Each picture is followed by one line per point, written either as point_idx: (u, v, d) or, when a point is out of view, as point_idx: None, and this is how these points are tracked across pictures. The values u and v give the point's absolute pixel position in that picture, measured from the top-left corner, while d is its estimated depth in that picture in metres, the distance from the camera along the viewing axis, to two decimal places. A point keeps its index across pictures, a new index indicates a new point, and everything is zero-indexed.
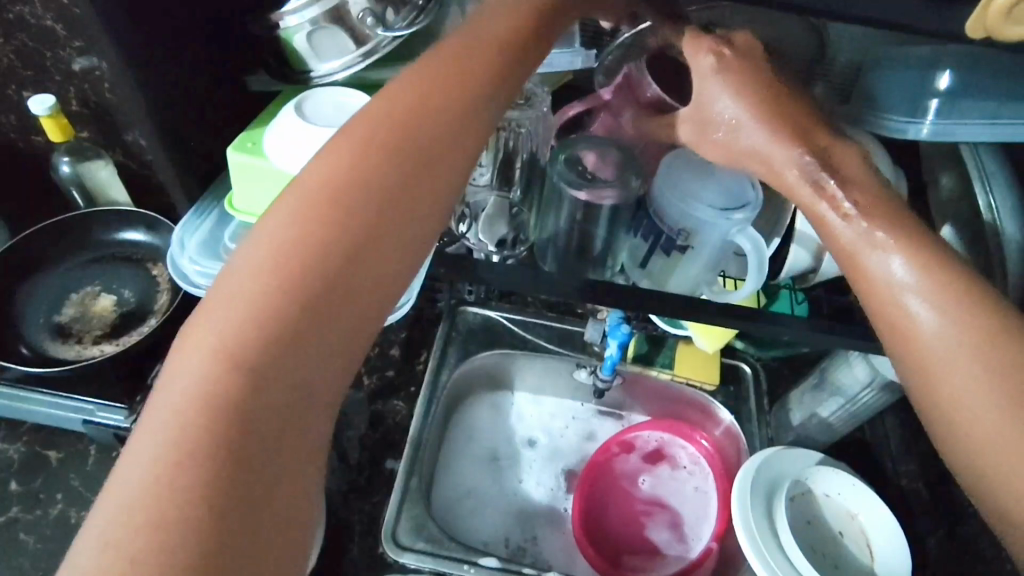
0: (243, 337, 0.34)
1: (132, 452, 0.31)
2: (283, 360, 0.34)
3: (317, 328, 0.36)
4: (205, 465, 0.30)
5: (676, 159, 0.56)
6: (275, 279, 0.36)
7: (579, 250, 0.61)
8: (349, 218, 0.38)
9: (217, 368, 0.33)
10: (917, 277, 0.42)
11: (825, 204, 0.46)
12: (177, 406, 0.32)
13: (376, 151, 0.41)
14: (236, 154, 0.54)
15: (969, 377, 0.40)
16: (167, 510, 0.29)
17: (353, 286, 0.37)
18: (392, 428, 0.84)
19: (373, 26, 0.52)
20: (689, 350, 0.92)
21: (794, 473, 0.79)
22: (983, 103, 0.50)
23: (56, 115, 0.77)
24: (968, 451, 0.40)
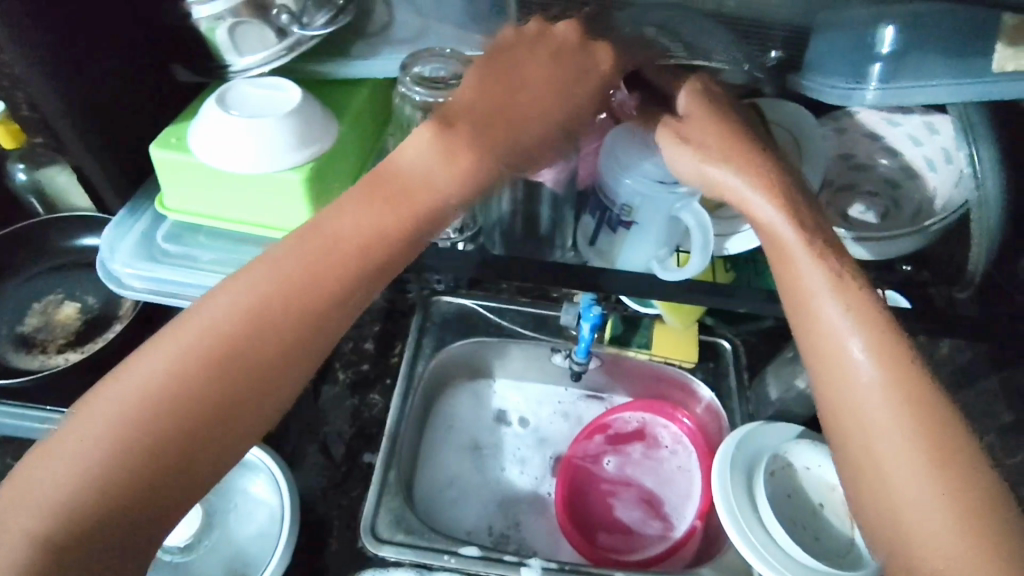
0: (175, 370, 0.45)
1: (92, 419, 0.44)
2: (188, 407, 0.44)
3: (225, 387, 0.46)
4: (123, 455, 0.42)
5: (619, 137, 0.56)
6: (200, 336, 0.46)
7: (527, 229, 0.62)
8: (272, 303, 0.47)
9: (147, 395, 0.44)
10: (839, 290, 0.47)
11: (770, 207, 0.49)
12: (124, 404, 0.44)
13: (308, 243, 0.48)
14: (162, 149, 0.53)
15: (880, 397, 0.45)
16: (92, 474, 0.42)
17: (262, 361, 0.47)
18: (369, 422, 0.84)
19: (289, 23, 0.51)
20: (665, 329, 0.91)
21: (774, 447, 0.78)
22: (927, 63, 0.48)
23: (5, 121, 0.76)
24: (866, 480, 0.45)
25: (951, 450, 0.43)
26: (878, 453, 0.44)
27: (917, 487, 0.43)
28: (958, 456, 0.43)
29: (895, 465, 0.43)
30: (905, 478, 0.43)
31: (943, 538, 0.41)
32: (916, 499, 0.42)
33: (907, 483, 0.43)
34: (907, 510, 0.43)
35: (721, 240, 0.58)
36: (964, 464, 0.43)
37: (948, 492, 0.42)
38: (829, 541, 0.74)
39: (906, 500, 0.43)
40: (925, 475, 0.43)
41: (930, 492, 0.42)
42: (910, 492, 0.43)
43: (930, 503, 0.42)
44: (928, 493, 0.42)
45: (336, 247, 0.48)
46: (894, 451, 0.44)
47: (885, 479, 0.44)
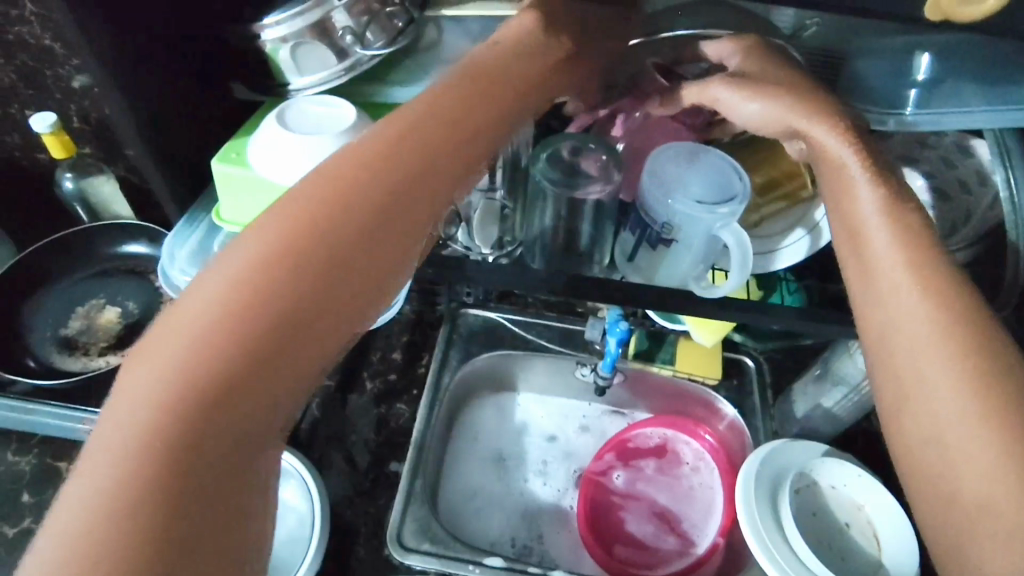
0: (223, 325, 0.38)
1: (125, 399, 0.36)
2: (247, 366, 0.38)
3: (282, 347, 0.39)
4: (179, 430, 0.35)
5: (666, 151, 0.56)
6: (242, 293, 0.39)
7: (565, 245, 0.61)
8: (328, 253, 0.42)
9: (193, 364, 0.37)
10: (908, 247, 0.43)
11: (853, 162, 0.47)
12: (164, 372, 0.36)
13: (363, 176, 0.44)
14: (221, 164, 0.55)
15: (940, 367, 0.40)
16: (139, 460, 0.34)
17: (318, 317, 0.41)
18: (396, 432, 0.85)
19: (353, 43, 0.54)
20: (690, 345, 0.92)
21: (800, 466, 0.79)
22: (959, 89, 0.50)
23: (57, 132, 0.79)
24: (927, 453, 0.40)
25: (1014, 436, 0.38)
26: (943, 421, 0.39)
27: (989, 458, 0.38)
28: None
29: (963, 434, 0.39)
30: (976, 447, 0.38)
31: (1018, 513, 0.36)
32: (987, 470, 0.38)
33: (979, 454, 0.38)
34: (973, 482, 0.38)
35: (769, 257, 0.60)
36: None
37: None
38: (855, 562, 0.74)
39: (977, 469, 0.38)
40: (992, 448, 0.38)
41: (1004, 465, 0.37)
42: (983, 465, 0.38)
43: (1000, 477, 0.37)
44: (1000, 466, 0.37)
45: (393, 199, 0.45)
46: (961, 417, 0.39)
47: (944, 453, 0.39)
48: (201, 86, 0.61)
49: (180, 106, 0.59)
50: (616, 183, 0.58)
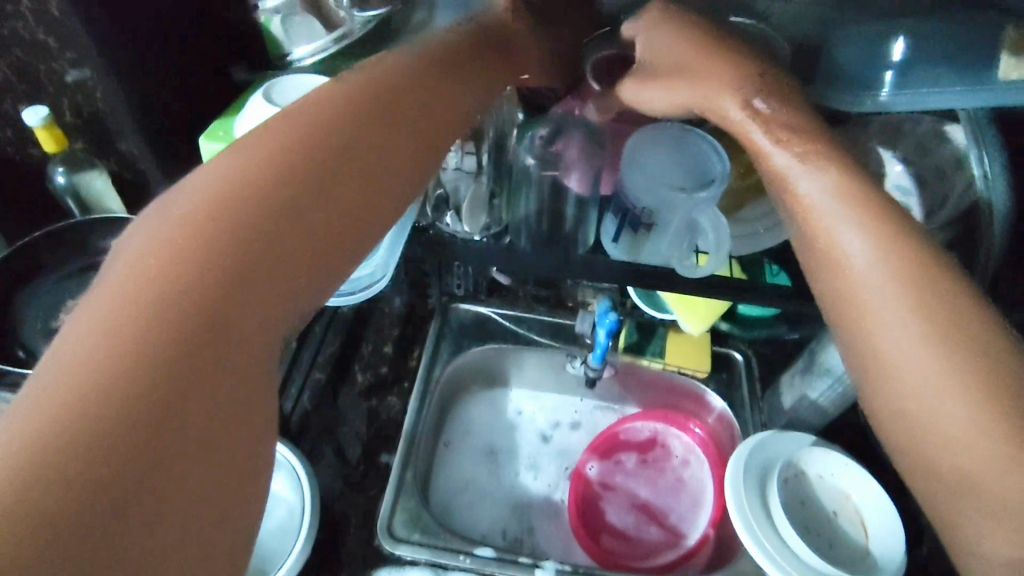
0: (170, 268, 0.34)
1: (58, 355, 0.30)
2: (216, 315, 0.33)
3: (251, 296, 0.35)
4: (126, 381, 0.29)
5: (642, 137, 0.56)
6: (197, 244, 0.35)
7: (550, 230, 0.60)
8: (295, 200, 0.39)
9: (146, 321, 0.31)
10: (851, 212, 0.43)
11: (757, 134, 0.48)
12: (106, 321, 0.31)
13: (321, 126, 0.43)
14: (207, 141, 0.54)
15: (905, 325, 0.40)
16: (74, 415, 0.28)
17: (287, 261, 0.38)
18: (387, 424, 0.86)
19: (348, 10, 0.60)
20: (679, 338, 0.93)
21: (787, 455, 0.79)
22: (930, 71, 0.48)
23: (50, 125, 0.80)
24: (920, 424, 0.39)
25: (999, 381, 0.38)
26: (917, 382, 0.39)
27: (976, 418, 0.37)
28: (1002, 368, 0.38)
29: (949, 399, 0.38)
30: (958, 407, 0.38)
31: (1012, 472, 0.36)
32: (976, 432, 0.37)
33: (963, 417, 0.38)
34: (966, 448, 0.38)
35: (756, 239, 0.61)
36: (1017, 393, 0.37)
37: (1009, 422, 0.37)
38: (844, 549, 0.75)
39: (966, 434, 0.38)
40: (978, 399, 0.38)
41: (989, 412, 0.37)
42: (966, 426, 0.38)
43: (986, 424, 0.37)
44: (983, 413, 0.37)
45: (359, 151, 0.44)
46: (945, 380, 0.38)
47: (938, 412, 0.39)
48: None
49: None
50: (598, 163, 0.59)
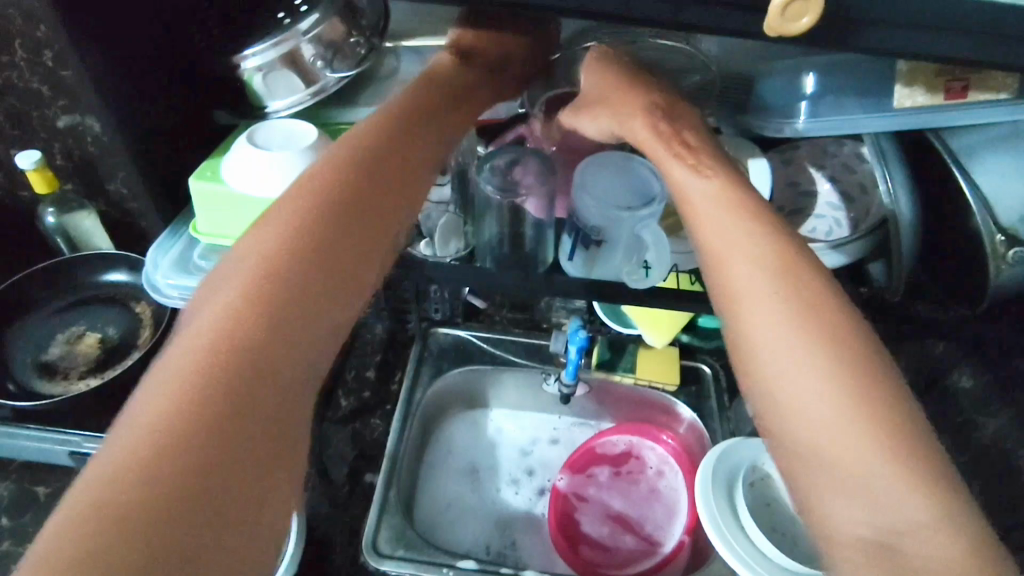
0: (234, 311, 0.38)
1: (146, 395, 0.35)
2: (271, 346, 0.38)
3: (269, 333, 0.38)
4: (200, 411, 0.34)
5: (590, 163, 0.63)
6: (250, 292, 0.39)
7: (513, 250, 0.65)
8: (305, 248, 0.42)
9: (188, 373, 0.35)
10: (729, 210, 0.46)
11: (663, 148, 0.51)
12: (183, 363, 0.36)
13: (347, 166, 0.48)
14: (197, 182, 0.56)
15: (773, 313, 0.42)
16: (161, 441, 0.32)
17: (299, 301, 0.40)
18: (370, 445, 0.89)
19: (322, 68, 0.57)
20: (649, 354, 0.97)
21: (753, 460, 0.83)
22: (838, 99, 0.56)
23: (42, 168, 0.84)
24: (788, 408, 0.40)
25: (856, 363, 0.40)
26: (779, 363, 0.41)
27: (840, 404, 0.38)
28: (855, 353, 0.40)
29: (821, 386, 0.39)
30: (824, 389, 0.39)
31: (865, 457, 0.37)
32: (840, 419, 0.38)
33: (830, 404, 0.39)
34: (829, 432, 0.38)
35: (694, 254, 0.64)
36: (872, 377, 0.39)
37: (866, 409, 0.38)
38: (809, 546, 0.79)
39: (831, 419, 0.38)
40: (834, 379, 0.39)
41: (839, 393, 0.39)
42: (830, 411, 0.38)
43: (834, 402, 0.39)
44: (836, 393, 0.39)
45: (350, 197, 0.46)
46: (816, 370, 0.40)
47: (794, 390, 0.40)
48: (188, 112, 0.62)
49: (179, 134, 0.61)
50: (549, 187, 0.64)
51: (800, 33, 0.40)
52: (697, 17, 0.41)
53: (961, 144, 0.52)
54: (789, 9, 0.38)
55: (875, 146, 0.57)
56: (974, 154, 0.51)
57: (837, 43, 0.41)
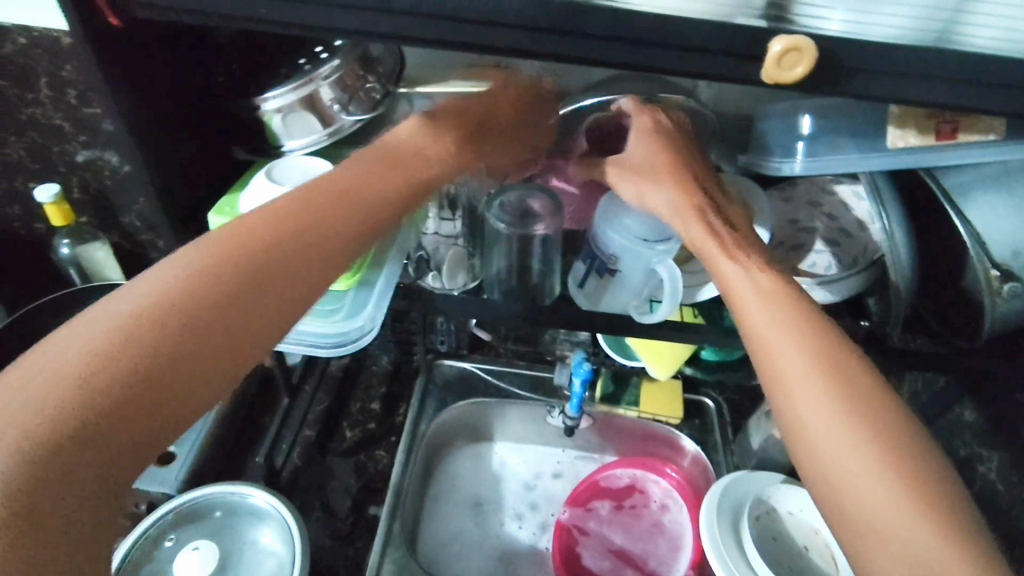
0: (145, 315, 0.37)
1: (22, 378, 0.34)
2: (168, 360, 0.37)
3: (194, 337, 0.39)
4: (66, 415, 0.33)
5: (614, 197, 0.63)
6: (167, 301, 0.39)
7: (520, 282, 0.67)
8: (264, 263, 0.43)
9: (92, 362, 0.35)
10: (757, 285, 0.48)
11: (699, 216, 0.53)
12: (69, 358, 0.35)
13: (325, 201, 0.47)
14: (216, 218, 0.58)
15: (814, 391, 0.43)
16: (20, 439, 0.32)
17: (239, 313, 0.41)
18: (374, 477, 0.89)
19: (339, 110, 0.60)
20: (653, 388, 0.98)
21: (759, 493, 0.83)
22: (835, 139, 0.57)
23: (60, 201, 0.84)
24: (833, 476, 0.41)
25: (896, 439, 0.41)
26: (827, 440, 0.41)
27: (880, 480, 0.40)
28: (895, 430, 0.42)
29: (833, 423, 0.42)
30: (869, 466, 0.40)
31: (907, 515, 0.38)
32: (883, 489, 0.39)
33: (846, 438, 0.41)
34: (851, 469, 0.40)
35: (696, 289, 0.65)
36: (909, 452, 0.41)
37: (882, 445, 0.41)
38: None
39: (849, 453, 0.41)
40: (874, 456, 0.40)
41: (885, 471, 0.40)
42: (846, 446, 0.41)
43: (886, 480, 0.40)
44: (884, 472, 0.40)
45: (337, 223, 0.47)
46: (830, 408, 0.42)
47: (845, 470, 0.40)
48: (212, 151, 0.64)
49: (204, 171, 0.63)
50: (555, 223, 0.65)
51: (792, 82, 0.43)
52: (704, 67, 0.43)
53: (953, 182, 0.55)
54: (783, 62, 0.41)
55: (869, 183, 0.58)
56: (966, 193, 0.54)
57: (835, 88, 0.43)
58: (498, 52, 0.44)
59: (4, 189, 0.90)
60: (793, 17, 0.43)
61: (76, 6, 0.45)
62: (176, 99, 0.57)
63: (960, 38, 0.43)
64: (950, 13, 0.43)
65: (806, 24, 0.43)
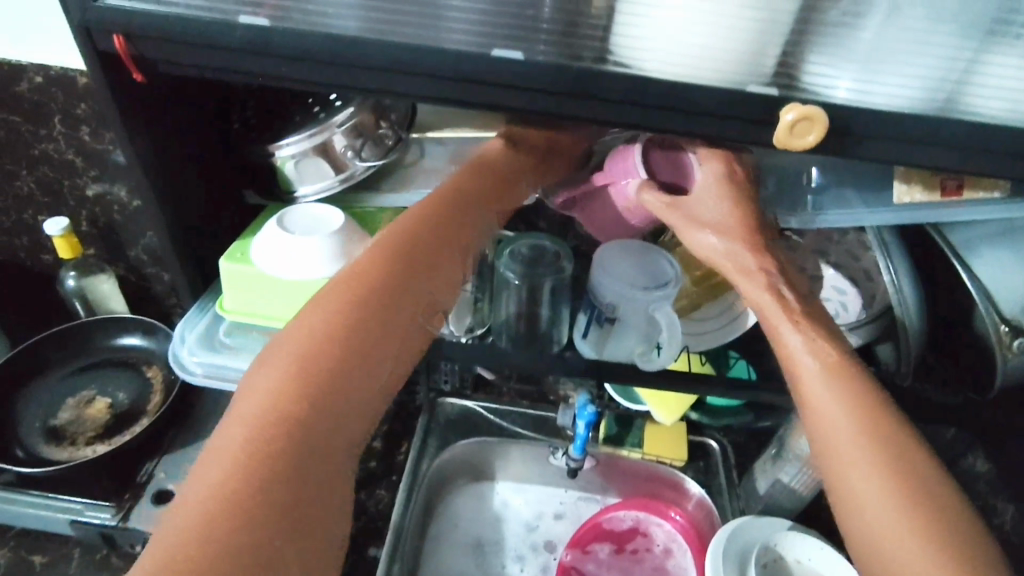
0: (278, 400, 0.42)
1: (196, 479, 0.39)
2: (308, 435, 0.41)
3: (303, 442, 0.41)
4: (236, 501, 0.37)
5: (611, 247, 0.63)
6: (293, 382, 0.42)
7: (529, 329, 0.66)
8: (344, 336, 0.45)
9: (237, 459, 0.39)
10: (814, 349, 0.48)
11: (754, 276, 0.52)
12: (226, 454, 0.39)
13: (397, 257, 0.50)
14: (228, 263, 0.58)
15: (863, 463, 0.44)
16: (204, 529, 0.36)
17: (346, 380, 0.44)
18: (375, 518, 0.88)
19: (352, 157, 0.60)
20: (656, 430, 0.98)
21: (764, 539, 0.81)
22: (842, 193, 0.58)
23: (68, 235, 0.85)
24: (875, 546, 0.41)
25: (939, 511, 0.42)
26: (872, 513, 0.42)
27: (923, 552, 0.40)
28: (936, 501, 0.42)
29: (895, 520, 0.41)
30: (911, 539, 0.41)
31: None
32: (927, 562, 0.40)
33: (897, 516, 0.42)
34: (908, 556, 0.40)
35: (703, 338, 0.65)
36: (954, 525, 0.41)
37: (934, 528, 0.41)
38: None
39: (900, 532, 0.41)
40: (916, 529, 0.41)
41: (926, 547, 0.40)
42: (893, 515, 0.42)
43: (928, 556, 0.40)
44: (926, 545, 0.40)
45: (390, 308, 0.48)
46: (891, 503, 0.42)
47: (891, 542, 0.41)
48: (231, 195, 0.66)
49: (220, 216, 0.64)
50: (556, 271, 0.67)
51: (804, 149, 0.44)
52: (711, 127, 0.45)
53: (960, 238, 0.55)
54: (796, 131, 0.43)
55: (877, 236, 0.58)
56: (973, 249, 0.54)
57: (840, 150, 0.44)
58: (510, 110, 0.46)
59: (13, 222, 0.90)
60: (802, 85, 0.45)
61: (101, 60, 0.47)
62: (191, 145, 0.58)
63: (966, 105, 0.44)
64: (956, 81, 0.44)
65: (815, 91, 0.44)
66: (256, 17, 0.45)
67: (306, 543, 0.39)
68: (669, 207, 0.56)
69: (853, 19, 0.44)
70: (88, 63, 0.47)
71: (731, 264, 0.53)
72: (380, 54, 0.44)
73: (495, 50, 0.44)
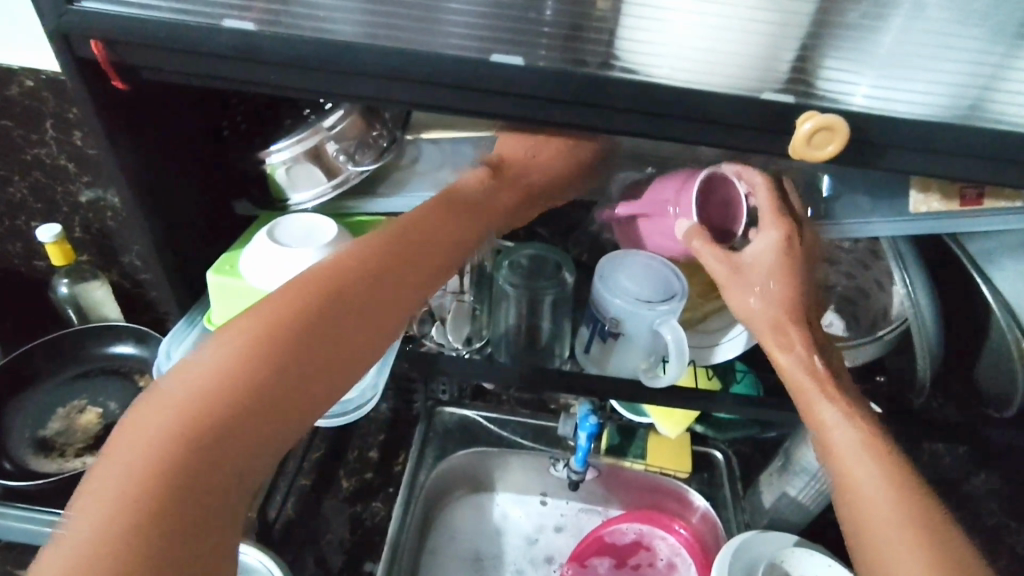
0: (206, 397, 0.40)
1: (102, 466, 0.38)
2: (226, 438, 0.39)
3: (229, 447, 0.39)
4: (136, 496, 0.36)
5: (613, 260, 0.61)
6: (225, 380, 0.41)
7: (529, 342, 0.66)
8: (287, 342, 0.43)
9: (151, 452, 0.38)
10: (848, 425, 0.48)
11: (790, 343, 0.52)
12: (143, 445, 0.38)
13: (361, 265, 0.48)
14: (216, 276, 0.56)
15: (899, 533, 0.43)
16: (104, 524, 0.35)
17: (280, 384, 0.42)
18: (371, 531, 0.86)
19: (345, 161, 0.58)
20: (660, 439, 0.95)
21: (771, 556, 0.79)
22: (857, 201, 0.55)
23: (61, 241, 0.83)
24: None
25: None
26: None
27: None
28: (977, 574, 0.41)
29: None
30: None
31: None
32: None
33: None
34: None
35: (711, 351, 0.63)
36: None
37: None
38: None
39: None
40: None
41: None
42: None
43: None
44: None
45: (347, 315, 0.46)
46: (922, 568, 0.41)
47: None
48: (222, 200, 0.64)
49: (212, 222, 0.62)
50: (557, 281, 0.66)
51: (823, 159, 0.42)
52: (721, 136, 0.43)
53: (977, 249, 0.53)
54: (813, 141, 0.41)
55: (891, 248, 0.56)
56: (993, 260, 0.52)
57: (856, 160, 0.42)
58: (512, 119, 0.44)
59: (4, 227, 0.89)
60: (819, 92, 0.43)
61: (80, 67, 0.45)
62: (178, 151, 0.56)
63: (991, 113, 0.42)
64: (979, 89, 0.42)
65: (830, 99, 0.42)
66: (242, 20, 0.43)
67: (206, 548, 0.36)
68: (727, 266, 0.54)
69: (872, 22, 0.42)
70: (66, 70, 0.45)
71: (765, 334, 0.53)
72: (378, 60, 0.42)
73: (494, 55, 0.42)
